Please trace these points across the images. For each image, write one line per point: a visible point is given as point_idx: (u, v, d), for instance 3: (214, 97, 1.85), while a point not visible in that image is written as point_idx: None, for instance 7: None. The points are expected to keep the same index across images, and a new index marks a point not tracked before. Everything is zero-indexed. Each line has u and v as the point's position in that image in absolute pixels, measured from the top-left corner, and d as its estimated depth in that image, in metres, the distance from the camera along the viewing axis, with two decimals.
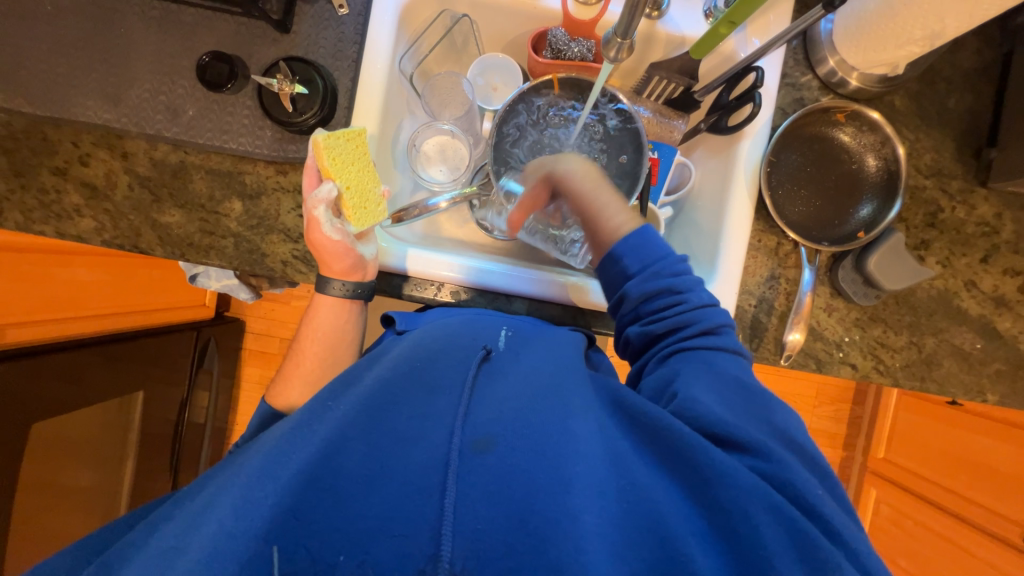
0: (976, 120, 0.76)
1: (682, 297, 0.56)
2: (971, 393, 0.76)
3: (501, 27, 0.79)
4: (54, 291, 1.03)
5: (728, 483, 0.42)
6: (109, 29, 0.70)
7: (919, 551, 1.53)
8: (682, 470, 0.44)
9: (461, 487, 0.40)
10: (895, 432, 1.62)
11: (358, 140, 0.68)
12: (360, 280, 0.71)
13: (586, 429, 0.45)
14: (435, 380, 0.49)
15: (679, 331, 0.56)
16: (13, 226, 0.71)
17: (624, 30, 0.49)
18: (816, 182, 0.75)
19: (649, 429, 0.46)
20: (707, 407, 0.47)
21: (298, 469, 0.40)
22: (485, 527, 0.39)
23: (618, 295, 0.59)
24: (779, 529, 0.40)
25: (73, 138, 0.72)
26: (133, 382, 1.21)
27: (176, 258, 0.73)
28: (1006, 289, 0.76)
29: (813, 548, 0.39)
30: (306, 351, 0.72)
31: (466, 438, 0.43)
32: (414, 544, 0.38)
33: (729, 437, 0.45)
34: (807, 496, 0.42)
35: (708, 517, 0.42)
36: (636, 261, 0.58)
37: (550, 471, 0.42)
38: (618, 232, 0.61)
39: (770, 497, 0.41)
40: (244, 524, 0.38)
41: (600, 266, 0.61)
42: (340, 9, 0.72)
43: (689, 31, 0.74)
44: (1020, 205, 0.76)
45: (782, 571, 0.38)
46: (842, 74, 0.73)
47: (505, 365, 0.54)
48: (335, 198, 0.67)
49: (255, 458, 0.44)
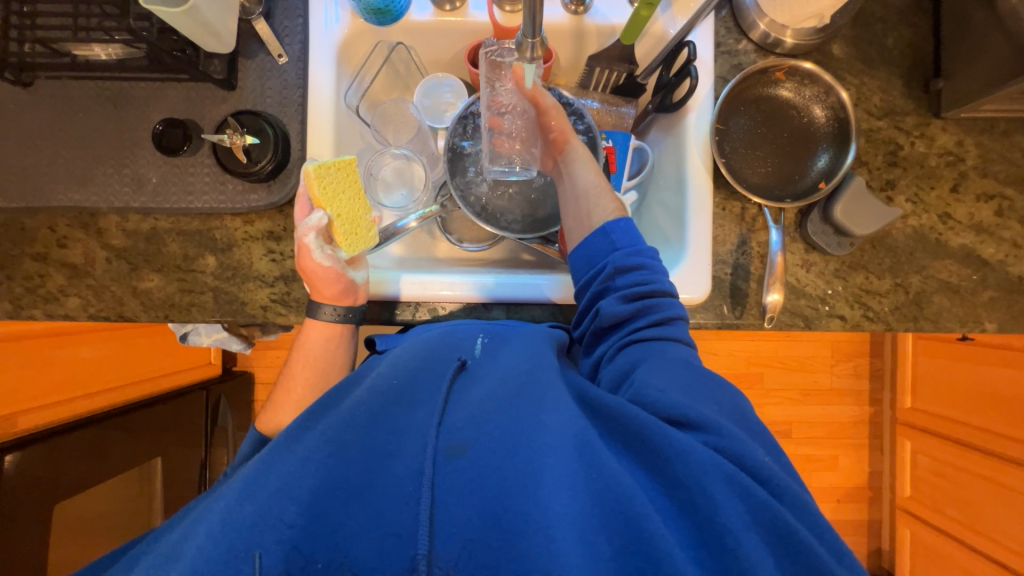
0: (919, 54, 0.77)
1: (654, 279, 0.60)
2: (968, 325, 0.74)
3: (438, 48, 0.82)
4: (59, 374, 1.06)
5: (687, 458, 0.45)
6: (65, 114, 0.73)
7: (965, 498, 1.48)
8: (643, 452, 0.48)
9: (436, 492, 0.45)
10: (918, 378, 1.58)
11: (348, 169, 0.70)
12: (352, 304, 0.71)
13: (555, 419, 0.49)
14: (409, 398, 0.53)
15: (644, 314, 0.59)
16: (6, 315, 0.75)
17: (531, 31, 0.51)
18: (769, 140, 0.76)
19: (614, 418, 0.50)
20: (657, 392, 0.51)
21: (275, 490, 0.44)
22: (461, 527, 0.43)
23: (597, 268, 0.62)
24: (733, 496, 0.44)
25: (50, 223, 0.75)
26: (149, 449, 1.23)
27: (160, 321, 0.75)
28: (982, 215, 0.74)
29: (764, 510, 0.43)
30: (297, 376, 0.70)
31: (441, 445, 0.48)
32: (397, 548, 0.43)
33: (684, 417, 0.49)
34: (758, 463, 0.46)
35: (671, 493, 0.46)
36: (623, 238, 0.63)
37: (520, 466, 0.45)
38: (606, 213, 0.66)
39: (724, 469, 0.45)
40: (237, 542, 0.42)
41: (585, 240, 0.65)
42: (280, 59, 0.75)
43: (615, 19, 0.76)
44: (981, 128, 0.75)
45: (739, 537, 0.42)
46: (775, 34, 0.74)
47: (481, 370, 0.57)
48: (325, 226, 0.68)
49: (234, 482, 0.48)
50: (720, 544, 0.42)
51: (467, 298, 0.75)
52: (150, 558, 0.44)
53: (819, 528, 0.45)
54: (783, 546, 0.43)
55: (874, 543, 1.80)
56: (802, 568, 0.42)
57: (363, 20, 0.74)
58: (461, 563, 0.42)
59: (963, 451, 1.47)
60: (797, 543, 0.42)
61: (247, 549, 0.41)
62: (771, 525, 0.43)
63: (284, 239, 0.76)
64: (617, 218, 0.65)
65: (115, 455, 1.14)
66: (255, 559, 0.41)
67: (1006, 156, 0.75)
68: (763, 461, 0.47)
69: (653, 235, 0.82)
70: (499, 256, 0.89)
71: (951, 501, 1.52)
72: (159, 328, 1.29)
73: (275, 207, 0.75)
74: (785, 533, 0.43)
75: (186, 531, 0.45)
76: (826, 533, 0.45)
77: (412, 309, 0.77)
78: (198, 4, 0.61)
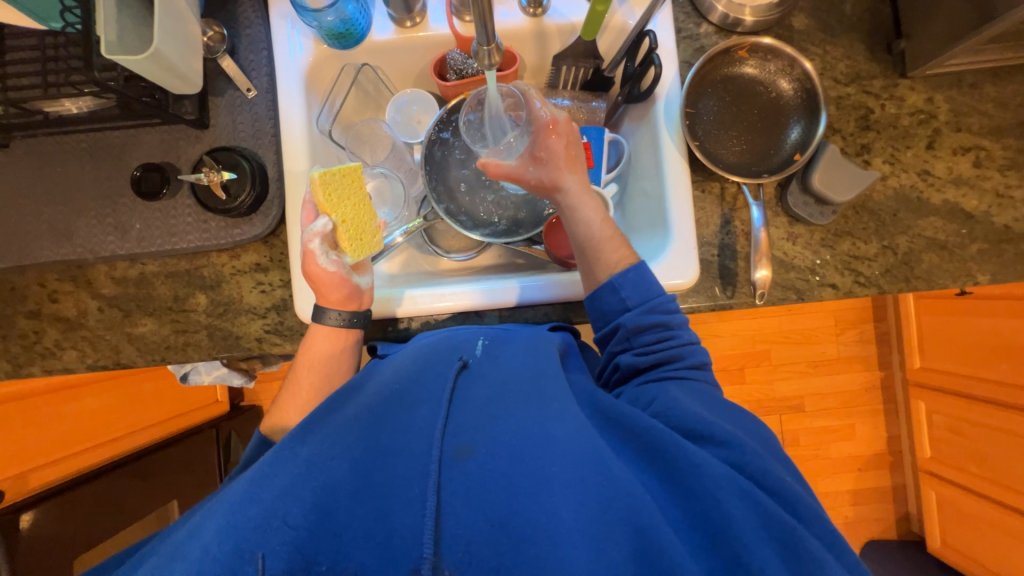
0: (878, 17, 0.77)
1: (672, 333, 0.61)
2: (960, 280, 0.73)
3: (404, 65, 0.83)
4: (67, 427, 1.06)
5: (700, 471, 0.46)
6: (43, 171, 0.73)
7: (987, 452, 1.46)
8: (657, 463, 0.48)
9: (442, 496, 0.45)
10: (924, 337, 1.57)
11: (353, 174, 0.71)
12: (356, 309, 0.71)
13: (564, 429, 0.49)
14: (415, 398, 0.54)
15: (667, 364, 0.60)
16: (5, 375, 0.75)
17: (485, 38, 0.51)
18: (742, 119, 0.76)
19: (628, 429, 0.51)
20: (683, 409, 0.52)
21: (279, 492, 0.44)
22: (467, 530, 0.43)
23: (611, 328, 0.63)
24: (749, 511, 0.44)
25: (40, 279, 0.76)
26: (161, 492, 1.22)
27: (158, 363, 0.76)
28: (961, 167, 0.75)
29: (778, 524, 0.44)
30: (302, 380, 0.69)
31: (448, 448, 0.48)
32: (401, 551, 0.42)
33: (705, 432, 0.50)
34: (775, 480, 0.47)
35: (682, 504, 0.46)
36: (633, 294, 0.62)
37: (529, 472, 0.46)
38: (615, 266, 0.64)
39: (739, 484, 0.46)
40: (234, 544, 0.41)
41: (595, 295, 0.64)
42: (249, 93, 0.76)
43: (575, 16, 0.77)
44: (949, 83, 0.75)
45: (750, 545, 0.42)
46: (734, 14, 0.74)
47: (482, 370, 0.58)
48: (330, 231, 0.68)
49: (238, 484, 0.48)
50: (734, 559, 0.42)
51: (457, 308, 0.75)
52: (155, 560, 0.44)
53: (824, 529, 0.47)
54: (795, 558, 0.43)
55: (902, 509, 1.77)
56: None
57: (327, 45, 0.75)
58: (464, 566, 0.42)
59: (981, 407, 1.46)
60: (807, 555, 0.43)
61: (251, 548, 0.41)
62: (784, 542, 0.43)
63: (271, 269, 0.76)
64: (624, 269, 0.63)
65: (128, 504, 1.14)
66: (256, 560, 0.41)
67: (978, 107, 0.75)
68: (782, 478, 0.48)
69: (638, 226, 0.82)
70: (489, 261, 0.90)
71: (978, 458, 1.49)
72: (162, 371, 1.30)
73: (260, 238, 0.75)
74: (799, 549, 0.43)
75: (189, 532, 0.46)
76: (812, 508, 0.47)
77: (405, 323, 0.78)
78: (161, 48, 0.62)
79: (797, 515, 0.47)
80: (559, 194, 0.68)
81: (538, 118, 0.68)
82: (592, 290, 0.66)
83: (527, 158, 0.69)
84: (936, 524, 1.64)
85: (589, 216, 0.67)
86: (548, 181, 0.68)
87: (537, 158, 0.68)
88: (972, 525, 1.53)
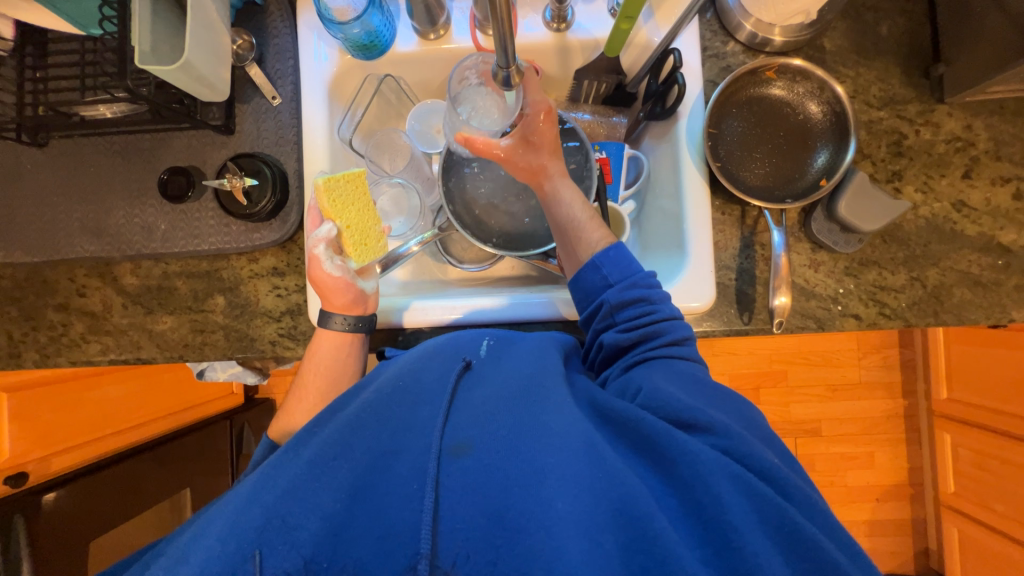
0: (916, 39, 0.74)
1: (654, 307, 0.60)
2: (994, 316, 0.70)
3: (426, 76, 0.84)
4: (87, 414, 1.09)
5: (692, 458, 0.45)
6: (78, 170, 0.76)
7: (1011, 491, 1.39)
8: (649, 453, 0.48)
9: (440, 491, 0.45)
10: (953, 366, 1.51)
11: (358, 180, 0.71)
12: (362, 313, 0.72)
13: (561, 420, 0.49)
14: (416, 394, 0.54)
15: (648, 342, 0.59)
16: (33, 364, 0.78)
17: (505, 60, 0.51)
18: (766, 140, 0.74)
19: (621, 423, 0.50)
20: (668, 395, 0.51)
21: (282, 493, 0.45)
22: (464, 525, 0.43)
23: (595, 305, 0.62)
24: (739, 495, 0.43)
25: (69, 274, 0.79)
26: (176, 481, 1.25)
27: (176, 361, 0.78)
28: (999, 199, 0.71)
29: (771, 507, 0.43)
30: (310, 387, 0.70)
31: (446, 444, 0.48)
32: (397, 544, 0.43)
33: (691, 419, 0.49)
34: (769, 464, 0.46)
35: (676, 492, 0.45)
36: (615, 271, 0.62)
37: (524, 464, 0.46)
38: (592, 248, 0.65)
39: (731, 469, 0.45)
40: (231, 547, 0.42)
41: (578, 275, 0.64)
42: (274, 100, 0.77)
43: (599, 32, 0.76)
44: (990, 111, 0.72)
45: (746, 538, 0.41)
46: (762, 33, 0.73)
47: (485, 370, 0.57)
48: (335, 236, 0.70)
49: (243, 487, 0.49)
50: (725, 543, 0.41)
51: (466, 321, 0.75)
52: (161, 563, 0.45)
53: (827, 525, 0.46)
54: (792, 545, 0.42)
55: (921, 544, 1.69)
56: (813, 565, 0.41)
57: (351, 56, 0.76)
58: (461, 560, 0.43)
59: (1006, 442, 1.39)
60: (804, 539, 0.42)
61: (250, 547, 0.42)
62: (780, 526, 0.42)
63: (288, 274, 0.78)
64: (604, 248, 0.64)
65: (144, 491, 1.17)
66: (255, 558, 0.42)
67: (1020, 136, 0.71)
68: (768, 459, 0.47)
69: (653, 242, 0.81)
70: (502, 273, 0.90)
71: (1002, 496, 1.42)
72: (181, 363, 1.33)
73: (278, 243, 0.77)
74: (801, 536, 0.42)
75: (197, 533, 0.47)
76: (803, 498, 0.46)
77: (416, 332, 0.78)
78: (191, 59, 0.64)
79: (788, 498, 0.46)
80: (544, 179, 0.68)
81: (533, 102, 0.64)
82: (575, 274, 0.66)
83: (517, 139, 0.67)
84: (957, 561, 1.57)
85: (571, 201, 0.67)
86: (536, 166, 0.68)
87: (527, 141, 0.67)
88: (995, 566, 1.46)
